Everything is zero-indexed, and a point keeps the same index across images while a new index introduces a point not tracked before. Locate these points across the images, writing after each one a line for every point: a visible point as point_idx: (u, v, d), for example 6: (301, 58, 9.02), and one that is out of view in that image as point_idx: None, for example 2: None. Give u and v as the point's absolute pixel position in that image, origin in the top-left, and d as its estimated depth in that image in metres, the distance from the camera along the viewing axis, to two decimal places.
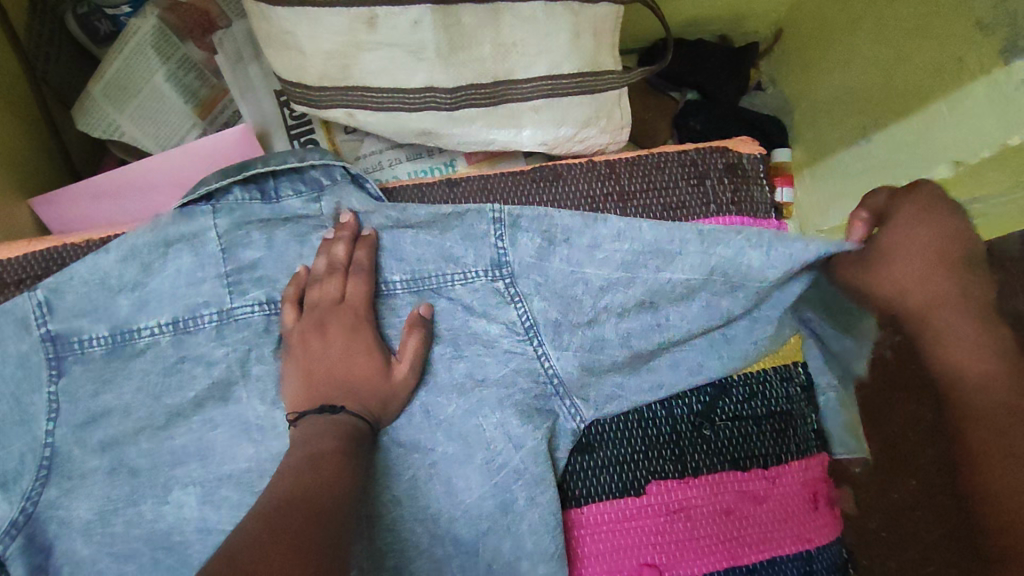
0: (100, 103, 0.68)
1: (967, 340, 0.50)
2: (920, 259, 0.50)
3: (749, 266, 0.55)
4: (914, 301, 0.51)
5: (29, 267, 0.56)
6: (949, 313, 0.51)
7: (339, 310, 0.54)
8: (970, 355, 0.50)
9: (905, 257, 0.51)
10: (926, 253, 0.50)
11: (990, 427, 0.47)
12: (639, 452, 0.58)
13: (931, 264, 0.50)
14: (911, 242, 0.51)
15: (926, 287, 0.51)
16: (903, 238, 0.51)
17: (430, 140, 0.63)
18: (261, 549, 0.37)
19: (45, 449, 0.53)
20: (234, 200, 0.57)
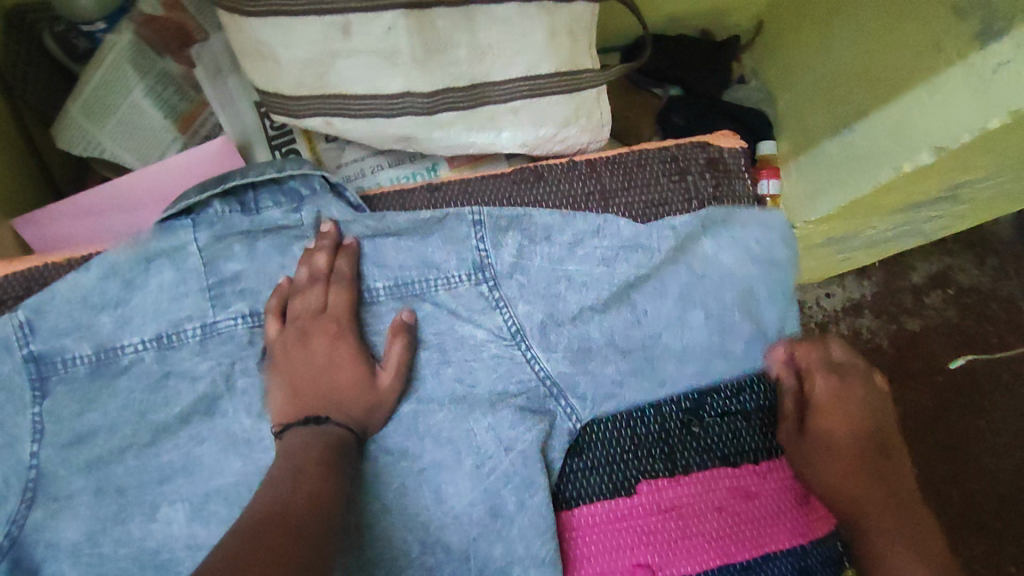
0: (79, 120, 0.68)
1: (868, 468, 0.57)
2: (844, 441, 0.57)
3: (723, 265, 0.60)
4: (837, 454, 0.57)
5: (9, 287, 0.56)
6: (857, 446, 0.57)
7: (320, 320, 0.54)
8: (869, 485, 0.56)
9: (845, 440, 0.57)
10: (853, 412, 0.58)
11: (880, 521, 0.55)
12: (629, 452, 0.57)
13: (865, 434, 0.57)
14: (839, 413, 0.57)
15: (855, 462, 0.57)
16: (836, 424, 0.57)
17: (410, 145, 0.63)
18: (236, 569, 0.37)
19: (30, 470, 0.52)
20: (214, 214, 0.57)
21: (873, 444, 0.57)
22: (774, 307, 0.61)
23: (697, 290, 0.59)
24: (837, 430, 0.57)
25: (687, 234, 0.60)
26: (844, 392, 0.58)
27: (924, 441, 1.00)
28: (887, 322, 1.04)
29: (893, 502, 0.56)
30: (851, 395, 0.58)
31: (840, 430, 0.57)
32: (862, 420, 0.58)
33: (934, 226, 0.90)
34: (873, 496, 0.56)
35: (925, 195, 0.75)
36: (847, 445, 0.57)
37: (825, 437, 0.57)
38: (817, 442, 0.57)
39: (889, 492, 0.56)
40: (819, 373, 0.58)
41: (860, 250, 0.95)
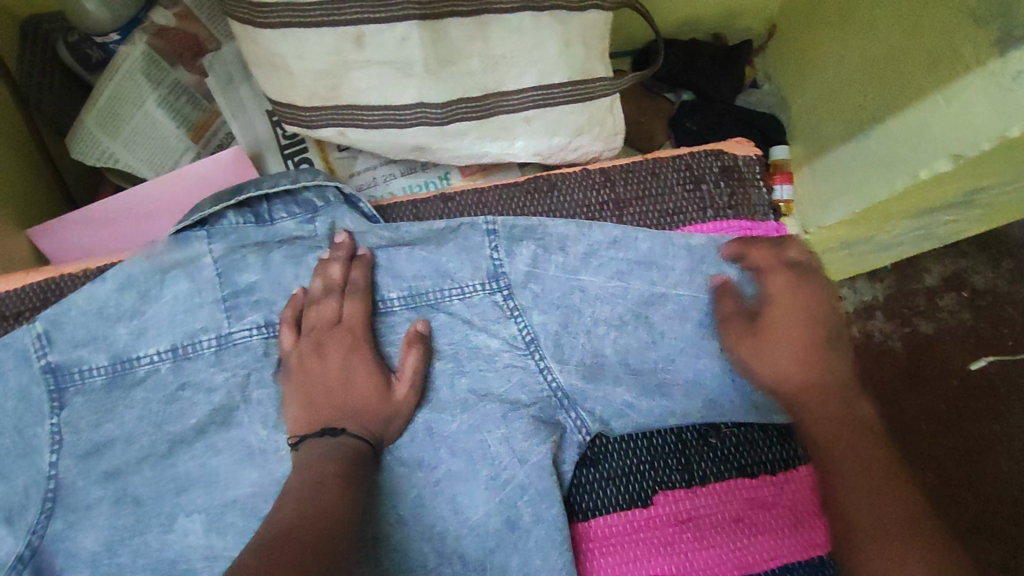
0: (94, 131, 0.67)
1: (810, 355, 0.52)
2: (795, 333, 0.52)
3: None
4: (784, 334, 0.52)
5: (27, 299, 0.56)
6: (800, 330, 0.52)
7: (336, 331, 0.54)
8: (803, 374, 0.52)
9: (797, 336, 0.52)
10: (800, 302, 0.53)
11: (819, 424, 0.51)
12: (645, 463, 0.57)
13: (818, 334, 0.53)
14: (791, 312, 0.53)
15: (805, 367, 0.52)
16: (782, 307, 0.53)
17: (423, 155, 0.63)
18: None
19: (50, 481, 0.53)
20: (228, 225, 0.57)
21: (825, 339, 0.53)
22: None
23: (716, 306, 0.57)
24: (789, 313, 0.53)
25: (705, 252, 0.58)
26: (800, 288, 0.53)
27: (939, 446, 1.00)
28: (900, 325, 1.03)
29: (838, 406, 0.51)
30: (804, 284, 0.54)
31: (789, 327, 0.53)
32: (812, 307, 0.53)
33: (948, 230, 0.89)
34: (823, 418, 0.51)
35: (943, 200, 0.75)
36: (792, 324, 0.52)
37: (773, 325, 0.53)
38: (768, 324, 0.53)
39: (825, 389, 0.51)
40: (775, 269, 0.55)
41: (873, 254, 0.94)
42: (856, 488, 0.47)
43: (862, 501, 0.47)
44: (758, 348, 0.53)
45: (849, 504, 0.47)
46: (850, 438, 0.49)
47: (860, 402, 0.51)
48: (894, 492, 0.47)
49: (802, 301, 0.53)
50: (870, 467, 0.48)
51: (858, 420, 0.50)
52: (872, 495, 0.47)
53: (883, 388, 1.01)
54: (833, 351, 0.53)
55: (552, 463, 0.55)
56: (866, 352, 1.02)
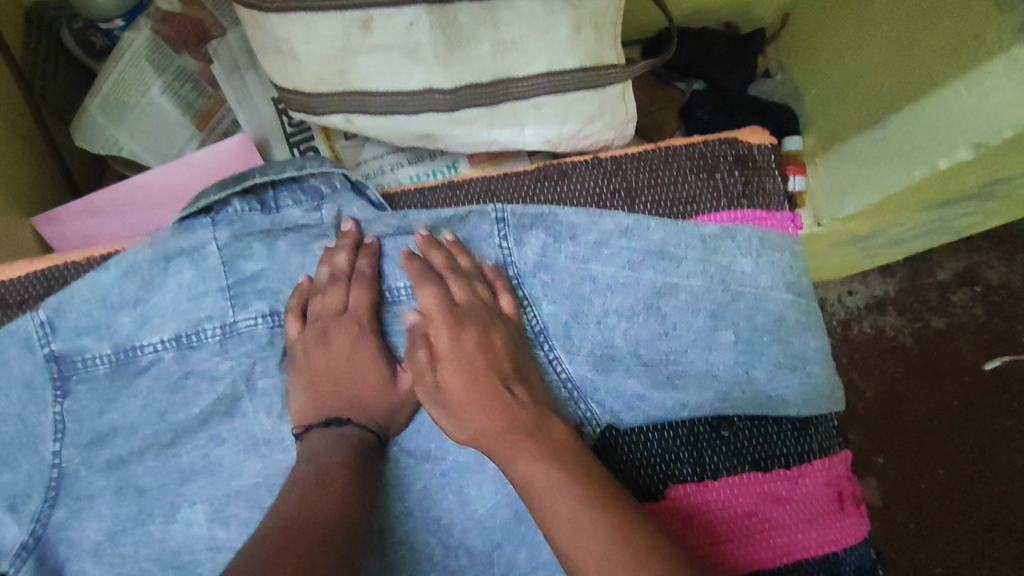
0: (99, 118, 0.66)
1: (469, 399, 0.53)
2: (470, 380, 0.53)
3: (758, 288, 0.57)
4: (450, 376, 0.53)
5: (30, 287, 0.56)
6: (461, 374, 0.53)
7: (343, 321, 0.54)
8: (470, 417, 0.52)
9: (472, 385, 0.53)
10: (464, 349, 0.54)
11: (534, 462, 0.50)
12: (657, 456, 0.55)
13: (477, 372, 0.53)
14: (471, 349, 0.54)
15: (485, 413, 0.52)
16: (457, 345, 0.54)
17: (431, 143, 0.63)
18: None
19: (53, 470, 0.52)
20: (233, 212, 0.56)
21: (506, 374, 0.54)
22: (807, 329, 0.58)
23: (728, 298, 0.56)
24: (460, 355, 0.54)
25: (716, 242, 0.57)
26: (463, 333, 0.54)
27: (951, 442, 0.98)
28: (912, 321, 1.01)
29: (532, 445, 0.51)
30: (461, 321, 0.54)
31: (452, 365, 0.53)
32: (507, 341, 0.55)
33: (963, 223, 0.88)
34: (512, 443, 0.51)
35: (960, 192, 0.74)
36: (454, 369, 0.53)
37: (447, 370, 0.54)
38: (444, 375, 0.54)
39: (483, 420, 0.52)
40: (497, 312, 0.56)
41: (885, 247, 0.93)
42: (569, 520, 0.48)
43: (575, 510, 0.48)
44: (443, 389, 0.53)
45: (555, 510, 0.48)
46: (555, 471, 0.50)
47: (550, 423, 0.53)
48: (600, 500, 0.48)
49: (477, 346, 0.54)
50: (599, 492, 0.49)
51: (548, 441, 0.52)
52: (558, 495, 0.48)
53: (893, 383, 1.00)
54: (520, 381, 0.54)
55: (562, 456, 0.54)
56: (876, 347, 1.01)
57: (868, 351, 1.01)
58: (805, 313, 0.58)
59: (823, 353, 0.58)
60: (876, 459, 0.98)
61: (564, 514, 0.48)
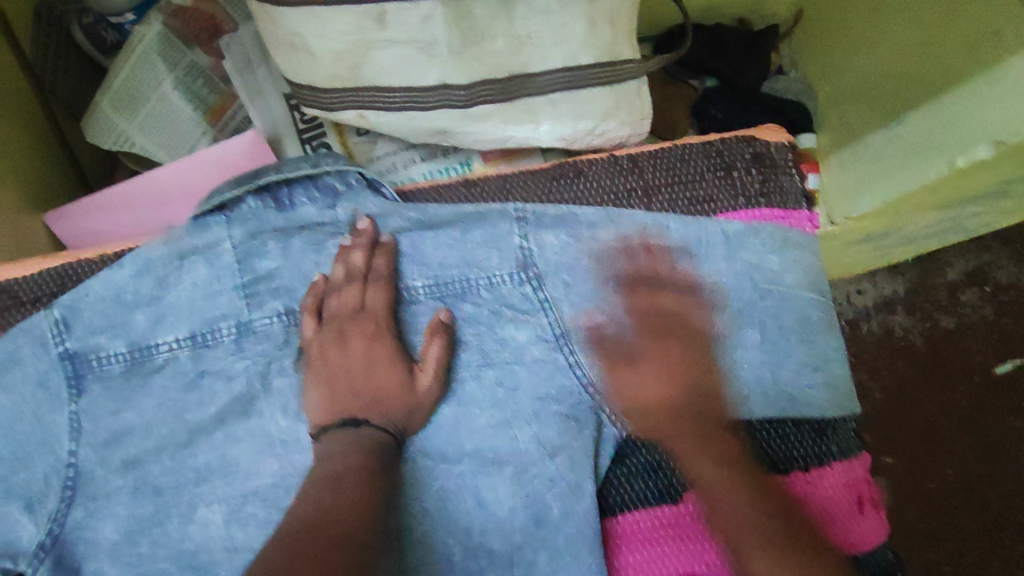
0: (109, 114, 0.65)
1: (651, 374, 0.55)
2: (671, 359, 0.56)
3: (783, 285, 0.58)
4: (628, 352, 0.56)
5: (44, 284, 0.56)
6: (643, 355, 0.56)
7: (358, 320, 0.53)
8: (665, 389, 0.55)
9: (654, 363, 0.56)
10: (646, 326, 0.56)
11: (676, 440, 0.54)
12: (675, 458, 0.55)
13: (682, 376, 0.55)
14: (681, 354, 0.56)
15: (674, 387, 0.55)
16: (648, 326, 0.56)
17: (445, 139, 0.62)
18: None
19: (69, 468, 0.52)
20: (248, 210, 0.55)
21: (699, 355, 0.56)
22: (826, 331, 0.58)
23: (757, 295, 0.57)
24: (652, 335, 0.56)
25: (738, 240, 0.58)
26: (660, 313, 0.56)
27: (962, 442, 0.98)
28: (922, 320, 1.01)
29: (692, 432, 0.54)
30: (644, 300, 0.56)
31: (655, 367, 0.55)
32: (666, 319, 0.56)
33: (977, 222, 0.88)
34: (687, 446, 0.54)
35: (977, 189, 0.73)
36: (650, 346, 0.56)
37: (638, 350, 0.56)
38: (649, 356, 0.56)
39: (666, 399, 0.55)
40: (660, 309, 0.56)
41: (897, 246, 0.92)
42: (716, 499, 0.52)
43: (733, 492, 0.52)
44: (621, 371, 0.56)
45: (706, 489, 0.53)
46: (711, 452, 0.53)
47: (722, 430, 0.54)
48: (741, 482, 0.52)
49: (648, 321, 0.56)
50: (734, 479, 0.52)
51: (711, 425, 0.54)
52: (733, 492, 0.52)
53: (903, 383, 0.99)
54: (715, 384, 0.56)
55: (586, 456, 0.54)
56: (886, 347, 1.00)
57: (878, 350, 1.00)
58: (827, 313, 0.59)
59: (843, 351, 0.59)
60: (886, 459, 0.97)
61: (731, 491, 0.52)
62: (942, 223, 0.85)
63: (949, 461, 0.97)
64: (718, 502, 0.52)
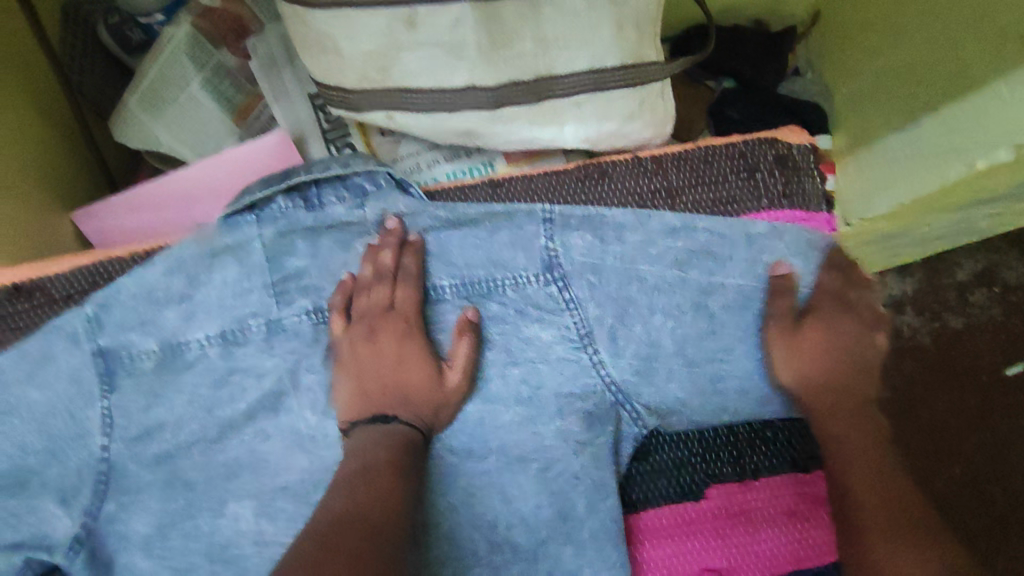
0: (138, 113, 0.67)
1: (820, 349, 0.54)
2: (838, 343, 0.55)
3: (809, 289, 0.57)
4: (794, 325, 0.55)
5: (76, 282, 0.56)
6: (828, 330, 0.55)
7: (390, 317, 0.54)
8: (817, 366, 0.54)
9: (836, 345, 0.55)
10: (842, 310, 0.55)
11: (859, 428, 0.53)
12: (697, 456, 0.57)
13: (852, 363, 0.55)
14: (855, 339, 0.55)
15: (833, 367, 0.54)
16: (841, 312, 0.55)
17: (471, 140, 0.62)
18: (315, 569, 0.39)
19: (102, 463, 0.53)
20: (278, 209, 0.56)
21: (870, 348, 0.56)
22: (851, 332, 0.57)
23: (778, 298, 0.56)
24: (829, 316, 0.55)
25: (762, 242, 0.57)
26: (849, 302, 0.56)
27: (969, 441, 0.98)
28: (929, 321, 1.01)
29: (850, 417, 0.54)
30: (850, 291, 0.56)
31: (829, 343, 0.55)
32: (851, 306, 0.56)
33: (991, 223, 0.88)
34: (855, 435, 0.53)
35: (994, 193, 0.73)
36: (818, 324, 0.55)
37: (814, 326, 0.55)
38: (821, 330, 0.55)
39: (829, 376, 0.54)
40: (852, 302, 0.56)
41: (907, 247, 0.92)
42: (867, 489, 0.50)
43: (873, 480, 0.51)
44: (813, 344, 0.54)
45: (849, 474, 0.52)
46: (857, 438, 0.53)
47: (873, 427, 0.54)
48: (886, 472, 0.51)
49: (835, 304, 0.56)
50: (885, 466, 0.51)
51: (864, 415, 0.54)
52: (875, 476, 0.51)
53: (912, 383, 1.00)
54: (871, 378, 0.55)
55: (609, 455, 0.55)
56: (894, 346, 1.01)
57: (887, 350, 1.00)
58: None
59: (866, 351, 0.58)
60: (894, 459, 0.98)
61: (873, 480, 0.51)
62: (957, 224, 0.85)
63: (960, 462, 0.98)
64: (857, 488, 0.51)
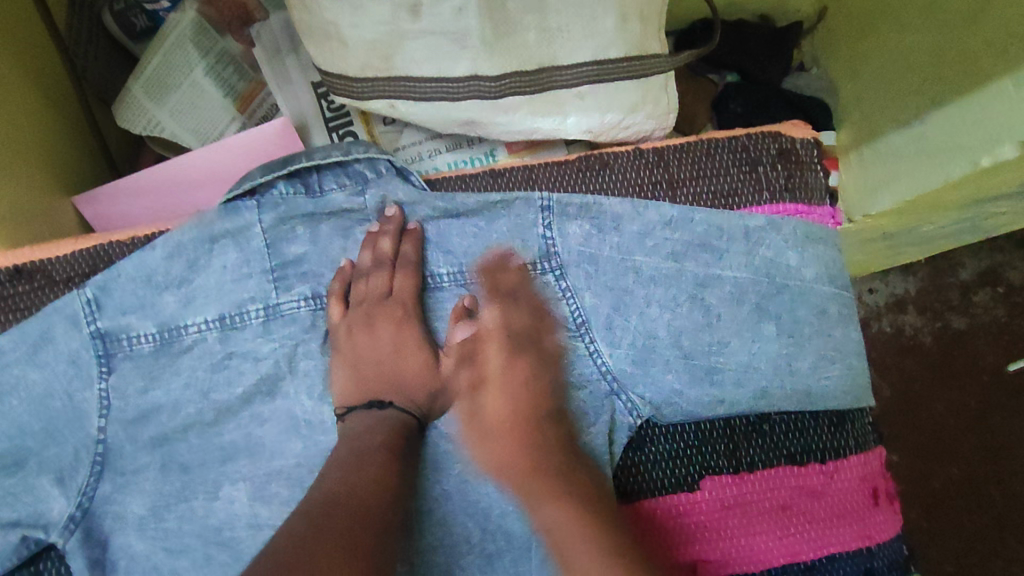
0: (142, 99, 0.67)
1: (507, 397, 0.56)
2: (492, 386, 0.56)
3: (804, 280, 0.58)
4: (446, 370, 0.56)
5: (78, 265, 0.57)
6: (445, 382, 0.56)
7: (387, 305, 0.55)
8: (503, 413, 0.55)
9: (507, 393, 0.56)
10: (475, 356, 0.57)
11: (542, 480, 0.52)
12: (693, 447, 0.55)
13: (552, 400, 0.56)
14: (495, 376, 0.56)
15: (506, 417, 0.55)
16: (472, 355, 0.57)
17: (473, 130, 0.62)
18: (307, 551, 0.40)
19: (98, 445, 0.53)
20: (278, 195, 0.56)
21: (542, 396, 0.56)
22: (846, 325, 0.58)
23: (771, 289, 0.57)
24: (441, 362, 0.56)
25: (759, 235, 0.58)
26: (478, 344, 0.57)
27: (967, 442, 0.98)
28: (931, 320, 1.00)
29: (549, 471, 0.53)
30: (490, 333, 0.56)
31: (505, 389, 0.56)
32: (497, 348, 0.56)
33: (996, 222, 0.87)
34: (537, 473, 0.53)
35: (997, 192, 0.73)
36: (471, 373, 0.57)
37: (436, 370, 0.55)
38: (462, 374, 0.57)
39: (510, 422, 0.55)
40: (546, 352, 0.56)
41: (910, 245, 0.91)
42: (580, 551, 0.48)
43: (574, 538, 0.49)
44: (485, 392, 0.56)
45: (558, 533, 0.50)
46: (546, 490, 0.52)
47: (581, 468, 0.53)
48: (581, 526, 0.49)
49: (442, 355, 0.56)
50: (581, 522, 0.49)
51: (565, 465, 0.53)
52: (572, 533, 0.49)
53: (912, 381, 0.99)
54: (565, 427, 0.55)
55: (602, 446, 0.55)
56: (895, 345, 1.00)
57: (887, 350, 1.00)
58: (846, 306, 0.59)
59: (861, 345, 0.59)
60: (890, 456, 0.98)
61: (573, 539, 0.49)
62: (960, 223, 0.85)
63: (957, 462, 0.97)
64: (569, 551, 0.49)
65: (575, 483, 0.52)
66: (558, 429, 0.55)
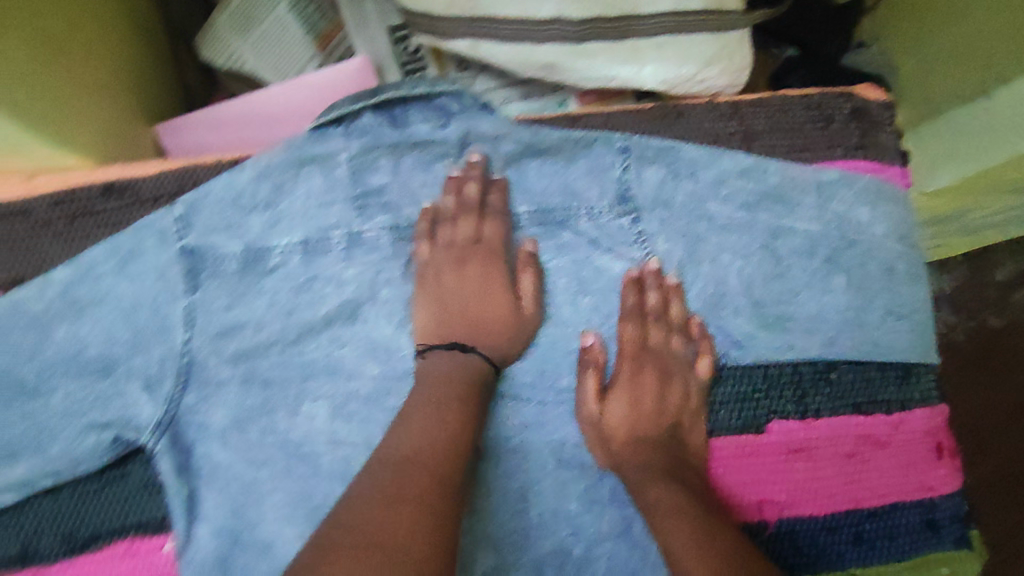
0: (226, 33, 0.69)
1: (633, 394, 0.56)
2: (639, 391, 0.56)
3: (874, 236, 0.59)
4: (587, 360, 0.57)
5: (164, 183, 0.58)
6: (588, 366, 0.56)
7: (478, 250, 0.57)
8: (626, 408, 0.55)
9: (639, 392, 0.56)
10: (626, 354, 0.57)
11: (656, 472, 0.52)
12: (760, 391, 0.57)
13: (684, 407, 0.56)
14: (640, 380, 0.56)
15: (632, 413, 0.55)
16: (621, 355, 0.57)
17: (551, 74, 0.63)
18: (386, 487, 0.42)
19: (183, 356, 0.53)
20: (365, 124, 0.58)
21: (678, 403, 0.56)
22: (915, 285, 0.59)
23: (841, 243, 0.58)
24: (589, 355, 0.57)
25: (832, 189, 0.59)
26: (633, 344, 0.57)
27: None
28: (968, 319, 0.85)
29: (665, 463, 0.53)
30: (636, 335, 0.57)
31: (637, 389, 0.56)
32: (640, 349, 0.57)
33: None
34: (653, 462, 0.53)
35: None
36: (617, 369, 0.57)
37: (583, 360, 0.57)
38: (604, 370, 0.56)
39: (633, 419, 0.55)
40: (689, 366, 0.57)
41: None
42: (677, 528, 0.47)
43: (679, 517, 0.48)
44: (620, 385, 0.56)
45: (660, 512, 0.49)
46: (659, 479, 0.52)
47: (659, 453, 0.54)
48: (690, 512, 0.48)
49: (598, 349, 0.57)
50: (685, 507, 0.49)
51: (681, 477, 0.52)
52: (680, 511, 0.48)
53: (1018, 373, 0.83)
54: (682, 440, 0.55)
55: (681, 392, 0.56)
56: None
57: None
58: (914, 265, 0.59)
59: (928, 305, 0.59)
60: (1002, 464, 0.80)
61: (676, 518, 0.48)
62: None
63: None
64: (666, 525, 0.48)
65: (679, 484, 0.51)
66: (672, 430, 0.55)
